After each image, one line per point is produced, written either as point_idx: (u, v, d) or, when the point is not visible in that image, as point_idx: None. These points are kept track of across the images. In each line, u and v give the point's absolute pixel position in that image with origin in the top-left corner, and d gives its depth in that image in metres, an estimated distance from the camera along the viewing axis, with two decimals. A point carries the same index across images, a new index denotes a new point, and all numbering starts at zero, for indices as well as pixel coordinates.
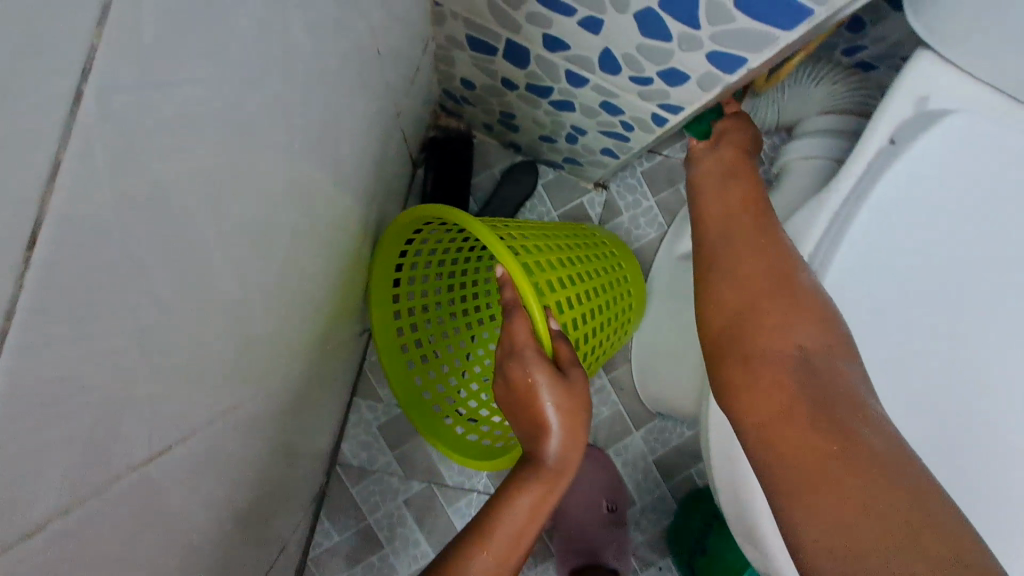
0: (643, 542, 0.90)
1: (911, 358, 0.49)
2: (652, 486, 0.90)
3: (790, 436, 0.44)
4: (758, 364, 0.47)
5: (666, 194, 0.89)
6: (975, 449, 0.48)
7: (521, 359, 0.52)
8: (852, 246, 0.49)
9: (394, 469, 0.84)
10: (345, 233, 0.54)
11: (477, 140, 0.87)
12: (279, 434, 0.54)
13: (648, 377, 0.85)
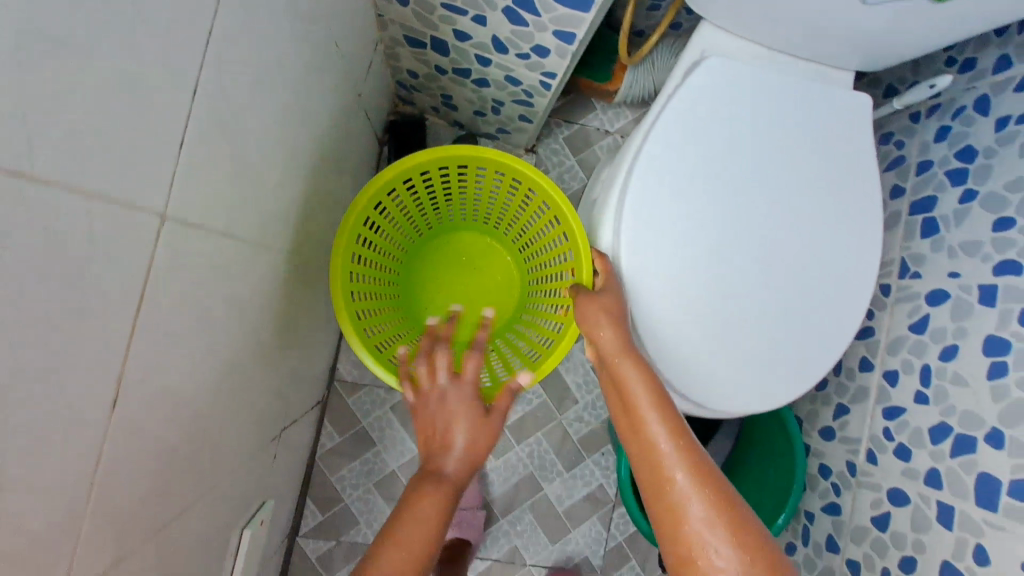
0: (587, 433, 1.07)
1: (715, 228, 0.67)
2: (591, 387, 1.08)
3: (673, 506, 0.53)
4: (645, 461, 0.56)
5: (584, 155, 1.11)
6: (755, 298, 0.67)
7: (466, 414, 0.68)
8: (644, 162, 0.67)
9: (382, 383, 1.06)
10: (332, 179, 0.77)
11: (430, 122, 1.09)
12: (295, 325, 0.76)
13: None
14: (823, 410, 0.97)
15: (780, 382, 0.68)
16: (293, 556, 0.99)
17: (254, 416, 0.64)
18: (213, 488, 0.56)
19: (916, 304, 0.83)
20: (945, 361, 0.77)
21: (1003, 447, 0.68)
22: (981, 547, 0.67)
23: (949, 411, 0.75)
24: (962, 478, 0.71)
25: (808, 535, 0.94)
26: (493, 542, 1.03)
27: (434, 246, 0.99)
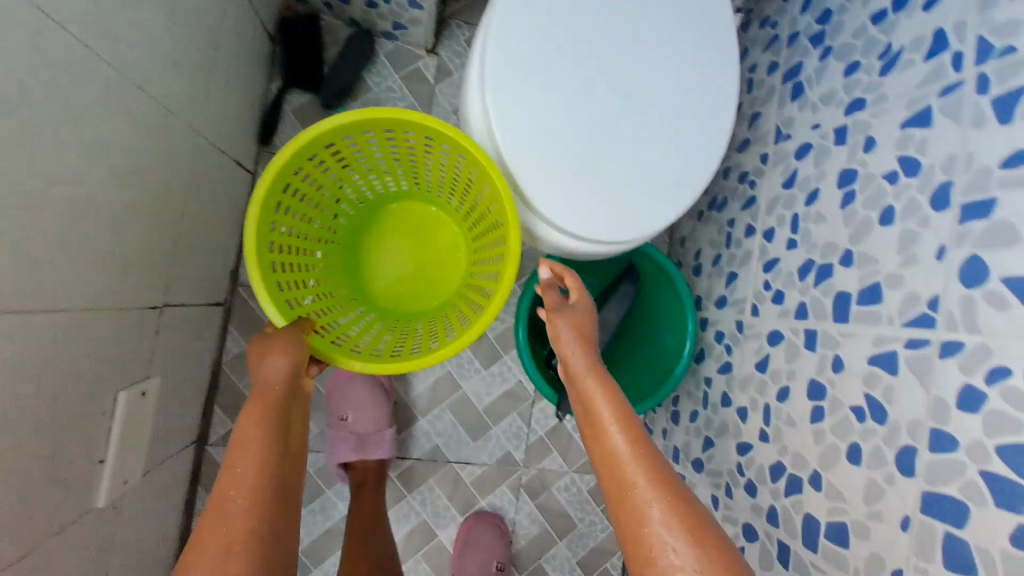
0: (504, 330, 1.05)
1: (576, 92, 0.65)
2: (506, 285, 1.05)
3: (645, 540, 0.50)
4: (617, 492, 0.54)
5: None
6: (632, 159, 0.66)
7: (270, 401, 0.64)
8: (495, 24, 0.65)
9: None
10: (192, 43, 0.66)
11: (327, 23, 0.97)
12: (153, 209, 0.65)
13: None
14: (717, 283, 0.95)
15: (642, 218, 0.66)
16: (203, 465, 0.92)
17: (90, 295, 0.56)
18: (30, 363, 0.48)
19: (787, 163, 0.82)
20: (808, 206, 0.76)
21: (852, 264, 0.68)
22: (837, 357, 0.67)
23: (812, 248, 0.74)
24: (822, 302, 0.71)
25: (707, 398, 0.92)
26: (415, 440, 1.01)
27: (390, 212, 0.99)
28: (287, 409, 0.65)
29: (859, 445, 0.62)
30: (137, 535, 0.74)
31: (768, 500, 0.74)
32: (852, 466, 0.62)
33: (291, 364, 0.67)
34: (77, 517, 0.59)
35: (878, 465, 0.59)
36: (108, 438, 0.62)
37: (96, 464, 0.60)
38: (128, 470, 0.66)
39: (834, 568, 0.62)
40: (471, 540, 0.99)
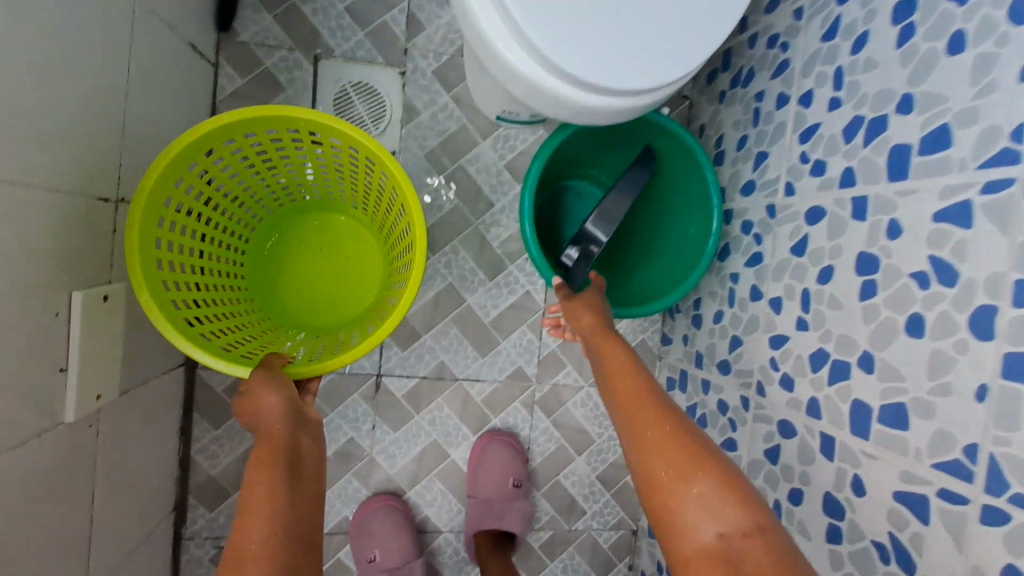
0: (508, 238, 0.96)
1: None
2: (507, 188, 0.95)
3: (649, 468, 0.47)
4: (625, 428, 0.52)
5: None
6: None
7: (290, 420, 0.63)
8: None
9: None
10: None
11: None
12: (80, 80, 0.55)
13: (473, 72, 0.86)
14: (743, 168, 0.83)
15: (655, 61, 0.55)
16: (196, 390, 0.86)
17: (10, 168, 0.46)
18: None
19: (827, 10, 0.68)
20: (855, 54, 0.64)
21: (913, 110, 0.56)
22: (894, 222, 0.57)
23: (861, 102, 0.63)
24: (874, 162, 0.60)
25: (734, 296, 0.83)
26: (419, 359, 0.95)
27: (292, 232, 0.88)
28: (296, 446, 0.60)
29: (920, 314, 0.53)
30: (124, 457, 0.69)
31: (807, 392, 0.67)
32: (912, 340, 0.53)
33: (286, 395, 0.63)
34: (40, 430, 0.53)
35: (945, 333, 0.50)
36: (67, 344, 0.55)
37: (56, 373, 0.54)
38: (96, 382, 0.60)
39: (887, 452, 0.55)
40: (485, 457, 0.95)
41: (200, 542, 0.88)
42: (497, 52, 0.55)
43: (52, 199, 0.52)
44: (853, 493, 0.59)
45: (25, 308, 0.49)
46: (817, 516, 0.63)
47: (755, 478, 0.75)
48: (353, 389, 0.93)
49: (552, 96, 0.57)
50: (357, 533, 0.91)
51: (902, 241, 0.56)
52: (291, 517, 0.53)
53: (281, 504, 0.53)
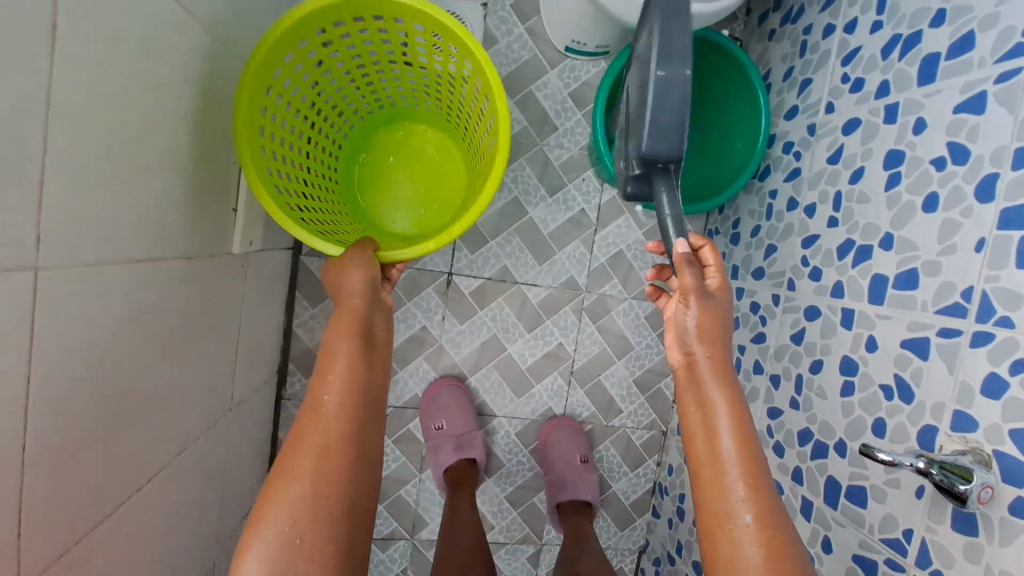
0: (568, 159, 1.08)
1: None
2: (571, 114, 1.07)
3: (719, 500, 0.56)
4: (698, 451, 0.59)
5: None
6: None
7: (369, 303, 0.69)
8: None
9: None
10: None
11: None
12: None
13: (551, 5, 0.98)
14: (788, 96, 0.93)
15: None
16: (299, 273, 1.01)
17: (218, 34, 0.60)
18: (191, 70, 0.54)
19: None
20: None
21: (944, 24, 0.66)
22: (919, 120, 0.67)
23: (900, 22, 0.72)
24: (907, 71, 0.70)
25: (772, 210, 0.93)
26: (485, 262, 1.08)
27: (367, 155, 0.98)
28: (370, 325, 0.68)
29: (936, 192, 0.63)
30: (257, 307, 0.85)
31: (832, 277, 0.78)
32: (925, 215, 0.64)
33: (365, 280, 0.69)
34: (219, 253, 0.68)
35: (954, 204, 0.61)
36: (237, 191, 0.70)
37: (230, 211, 0.69)
38: (249, 229, 0.75)
39: (898, 310, 0.66)
40: (551, 430, 1.13)
41: (296, 403, 1.05)
42: None
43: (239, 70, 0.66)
44: (867, 350, 0.70)
45: (218, 150, 0.64)
46: (833, 378, 0.75)
47: (780, 361, 0.86)
48: (428, 284, 1.06)
49: None
50: (427, 407, 1.07)
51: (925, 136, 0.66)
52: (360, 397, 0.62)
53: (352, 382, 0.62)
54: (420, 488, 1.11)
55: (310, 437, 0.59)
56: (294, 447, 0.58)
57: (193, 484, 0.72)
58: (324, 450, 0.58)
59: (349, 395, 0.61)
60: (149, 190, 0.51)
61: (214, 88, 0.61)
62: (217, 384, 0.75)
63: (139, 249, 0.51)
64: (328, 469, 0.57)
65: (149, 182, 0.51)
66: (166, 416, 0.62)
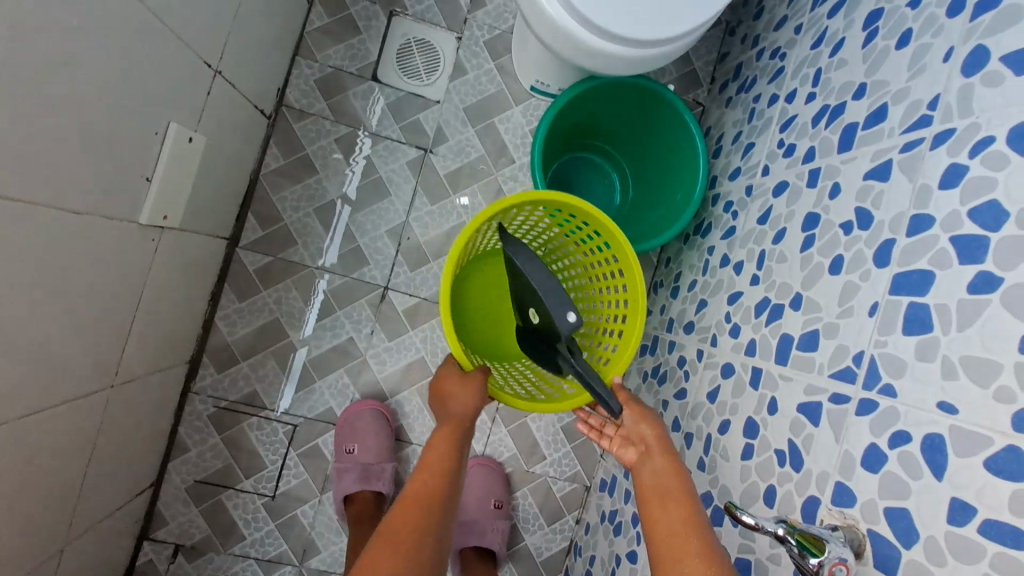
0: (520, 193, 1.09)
1: None
2: (528, 150, 1.10)
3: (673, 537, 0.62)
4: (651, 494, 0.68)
5: None
6: None
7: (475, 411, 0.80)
8: None
9: (328, 115, 1.03)
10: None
11: None
12: None
13: (519, 48, 1.03)
14: (733, 158, 0.96)
15: (617, 19, 0.70)
16: (231, 264, 1.00)
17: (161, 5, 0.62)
18: (120, 25, 0.56)
19: (820, 25, 0.83)
20: (832, 58, 0.78)
21: (864, 96, 0.68)
22: (836, 184, 0.68)
23: (830, 94, 0.76)
24: (831, 139, 0.72)
25: (707, 266, 0.93)
26: (424, 280, 1.06)
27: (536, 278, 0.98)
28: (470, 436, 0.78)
29: (842, 254, 0.63)
30: (168, 284, 0.83)
31: (748, 335, 0.76)
32: (829, 277, 0.64)
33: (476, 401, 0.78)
34: (121, 216, 0.67)
35: (856, 267, 0.60)
36: (156, 161, 0.70)
37: (144, 180, 0.69)
38: (166, 202, 0.74)
39: (799, 372, 0.64)
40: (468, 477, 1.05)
41: (202, 398, 1.00)
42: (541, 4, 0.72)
43: (181, 48, 0.68)
44: (768, 413, 0.67)
45: (139, 116, 0.64)
46: (736, 440, 0.71)
47: (694, 419, 0.82)
48: (362, 294, 1.04)
49: (563, 31, 0.73)
50: (343, 425, 1.02)
51: (840, 199, 0.67)
52: (448, 504, 0.71)
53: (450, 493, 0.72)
54: (318, 509, 1.03)
55: (424, 493, 0.70)
56: (412, 502, 0.69)
57: (48, 453, 0.67)
58: (429, 510, 0.68)
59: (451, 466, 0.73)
60: (41, 132, 0.51)
61: (148, 54, 0.62)
62: (101, 354, 0.72)
63: (15, 186, 0.50)
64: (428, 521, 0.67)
65: (40, 122, 0.51)
66: (24, 370, 0.59)
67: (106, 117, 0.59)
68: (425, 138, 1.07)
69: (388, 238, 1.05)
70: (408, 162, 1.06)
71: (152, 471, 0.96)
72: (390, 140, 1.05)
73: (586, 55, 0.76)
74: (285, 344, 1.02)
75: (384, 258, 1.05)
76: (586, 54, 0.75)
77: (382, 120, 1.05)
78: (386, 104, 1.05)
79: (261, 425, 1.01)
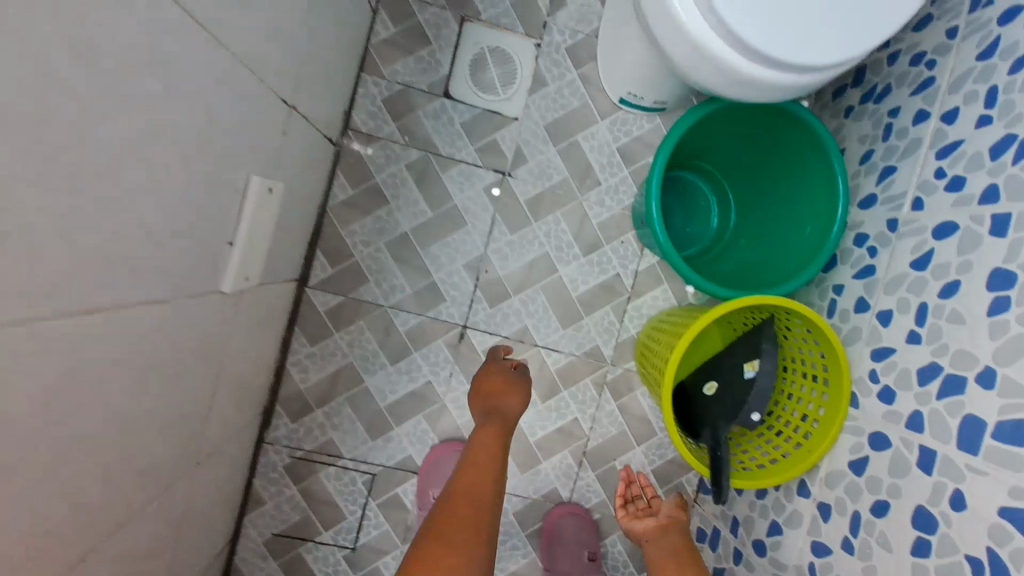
0: (607, 218, 0.99)
1: None
2: (616, 170, 0.99)
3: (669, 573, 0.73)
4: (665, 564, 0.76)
5: None
6: None
7: (508, 411, 0.79)
8: None
9: (398, 138, 0.93)
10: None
11: None
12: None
13: (611, 56, 0.93)
14: (866, 182, 0.85)
15: (775, 38, 0.60)
16: (301, 306, 0.93)
17: (245, 49, 0.52)
18: (204, 78, 0.46)
19: (986, 31, 0.70)
20: (1013, 75, 0.65)
21: None
22: None
23: (1014, 121, 0.64)
24: (1022, 179, 0.60)
25: (836, 306, 0.83)
26: (505, 317, 0.98)
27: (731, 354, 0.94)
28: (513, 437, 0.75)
29: None
30: (244, 343, 0.75)
31: (909, 405, 0.66)
32: None
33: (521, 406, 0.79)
34: (204, 290, 0.59)
35: None
36: (238, 223, 0.62)
37: (226, 245, 0.60)
38: (246, 263, 0.66)
39: (997, 468, 0.55)
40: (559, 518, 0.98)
41: (277, 448, 0.94)
42: (678, 20, 0.62)
43: (262, 92, 0.58)
44: (950, 507, 0.58)
45: (222, 179, 0.55)
46: (903, 529, 0.63)
47: (834, 489, 0.73)
48: (439, 334, 0.96)
49: (708, 56, 0.63)
50: (426, 474, 0.95)
51: None
52: (495, 519, 0.60)
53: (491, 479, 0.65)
54: (401, 561, 0.97)
55: (464, 496, 0.61)
56: (455, 506, 0.59)
57: (140, 552, 0.61)
58: (478, 519, 0.58)
59: (495, 464, 0.67)
60: (130, 228, 0.42)
61: (232, 107, 0.53)
62: (185, 437, 0.64)
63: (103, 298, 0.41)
64: (474, 534, 0.56)
65: (129, 217, 0.42)
66: (115, 484, 0.52)
67: (192, 189, 0.50)
68: (503, 160, 0.96)
69: (466, 272, 0.96)
70: (486, 188, 0.96)
71: (230, 528, 0.91)
72: (465, 164, 0.95)
73: (731, 84, 0.65)
74: (360, 391, 0.94)
75: (462, 293, 0.96)
76: (729, 79, 0.64)
77: (456, 142, 0.95)
78: (460, 123, 0.95)
79: (339, 476, 0.95)
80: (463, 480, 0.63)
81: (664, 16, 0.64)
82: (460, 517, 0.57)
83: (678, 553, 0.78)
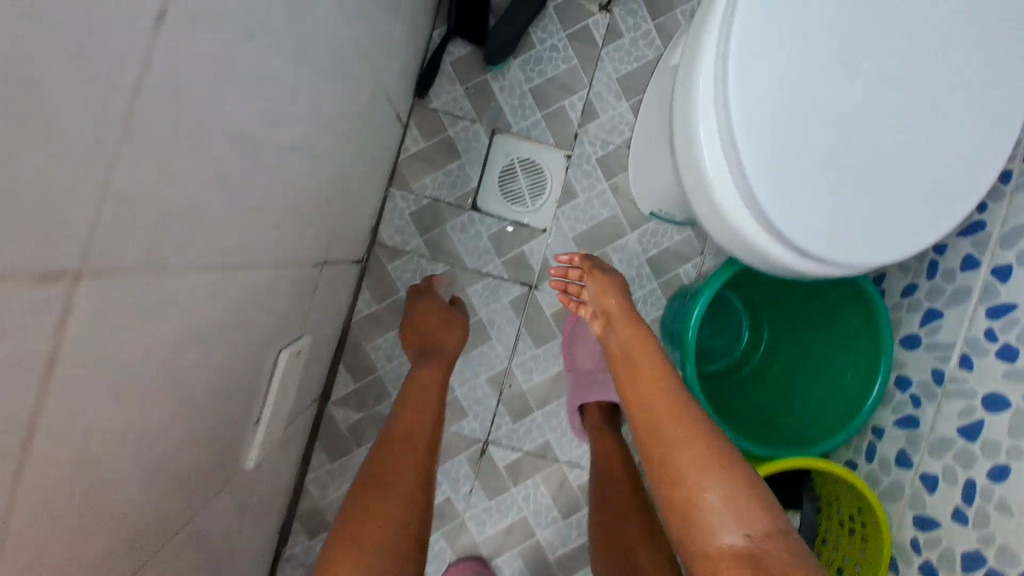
0: None
1: (838, 114, 0.55)
2: (645, 282, 0.97)
3: (696, 539, 0.55)
4: (674, 473, 0.59)
5: (663, 20, 0.92)
6: (846, 186, 0.56)
7: (449, 330, 0.81)
8: (762, 33, 0.54)
9: (424, 252, 0.92)
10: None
11: None
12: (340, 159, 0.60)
13: (641, 171, 0.89)
14: (908, 319, 0.82)
15: (819, 236, 0.56)
16: (322, 421, 0.91)
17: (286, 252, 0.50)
18: (247, 310, 0.44)
19: None
20: None
21: None
22: None
23: None
24: None
25: (876, 452, 0.80)
26: (528, 432, 0.95)
27: None
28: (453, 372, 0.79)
29: None
30: (265, 488, 0.73)
31: None
32: None
33: (464, 342, 0.80)
34: (231, 476, 0.56)
35: None
36: (268, 398, 0.60)
37: (256, 424, 0.58)
38: (273, 426, 0.64)
39: None
40: None
41: (293, 565, 0.92)
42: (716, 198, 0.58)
43: (299, 272, 0.56)
44: None
45: (260, 376, 0.53)
46: None
47: None
48: (461, 450, 0.94)
49: (744, 238, 0.59)
50: None
51: None
52: (432, 446, 0.70)
53: (438, 399, 0.74)
54: None
55: (404, 427, 0.69)
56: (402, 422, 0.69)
57: None
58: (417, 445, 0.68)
59: (437, 385, 0.75)
60: (159, 490, 0.40)
61: (271, 309, 0.50)
62: None
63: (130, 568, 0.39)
64: (417, 466, 0.66)
65: (161, 482, 0.39)
66: None
67: (229, 407, 0.48)
68: (531, 273, 0.94)
69: (489, 387, 0.94)
70: (511, 301, 0.94)
71: None
72: (491, 277, 0.93)
73: (766, 263, 0.62)
74: None
75: (485, 409, 0.94)
76: (762, 259, 0.61)
77: (483, 255, 0.93)
78: (486, 237, 0.93)
79: None
80: (409, 423, 0.70)
81: (699, 185, 0.61)
82: (408, 444, 0.68)
83: (645, 381, 0.67)
